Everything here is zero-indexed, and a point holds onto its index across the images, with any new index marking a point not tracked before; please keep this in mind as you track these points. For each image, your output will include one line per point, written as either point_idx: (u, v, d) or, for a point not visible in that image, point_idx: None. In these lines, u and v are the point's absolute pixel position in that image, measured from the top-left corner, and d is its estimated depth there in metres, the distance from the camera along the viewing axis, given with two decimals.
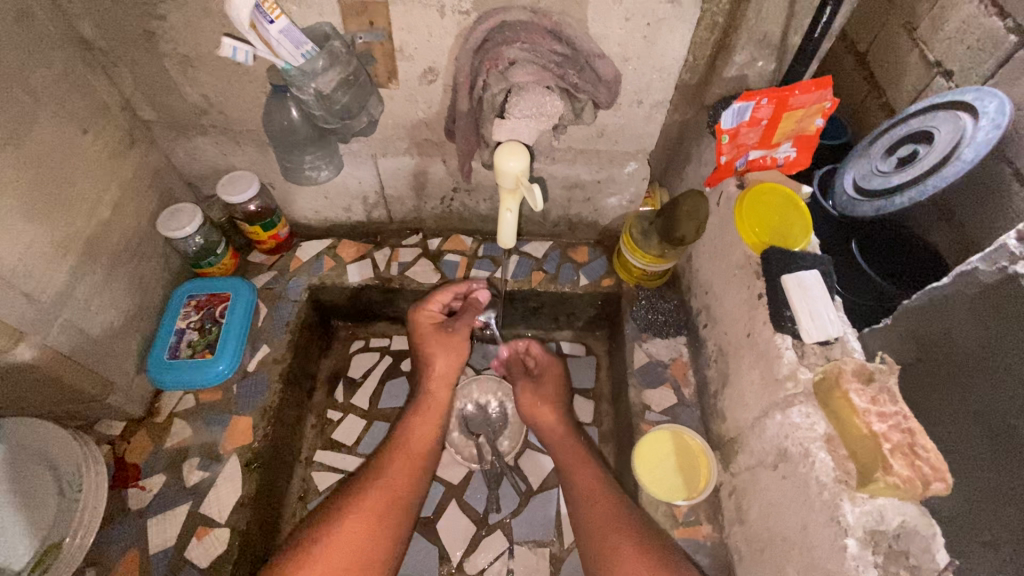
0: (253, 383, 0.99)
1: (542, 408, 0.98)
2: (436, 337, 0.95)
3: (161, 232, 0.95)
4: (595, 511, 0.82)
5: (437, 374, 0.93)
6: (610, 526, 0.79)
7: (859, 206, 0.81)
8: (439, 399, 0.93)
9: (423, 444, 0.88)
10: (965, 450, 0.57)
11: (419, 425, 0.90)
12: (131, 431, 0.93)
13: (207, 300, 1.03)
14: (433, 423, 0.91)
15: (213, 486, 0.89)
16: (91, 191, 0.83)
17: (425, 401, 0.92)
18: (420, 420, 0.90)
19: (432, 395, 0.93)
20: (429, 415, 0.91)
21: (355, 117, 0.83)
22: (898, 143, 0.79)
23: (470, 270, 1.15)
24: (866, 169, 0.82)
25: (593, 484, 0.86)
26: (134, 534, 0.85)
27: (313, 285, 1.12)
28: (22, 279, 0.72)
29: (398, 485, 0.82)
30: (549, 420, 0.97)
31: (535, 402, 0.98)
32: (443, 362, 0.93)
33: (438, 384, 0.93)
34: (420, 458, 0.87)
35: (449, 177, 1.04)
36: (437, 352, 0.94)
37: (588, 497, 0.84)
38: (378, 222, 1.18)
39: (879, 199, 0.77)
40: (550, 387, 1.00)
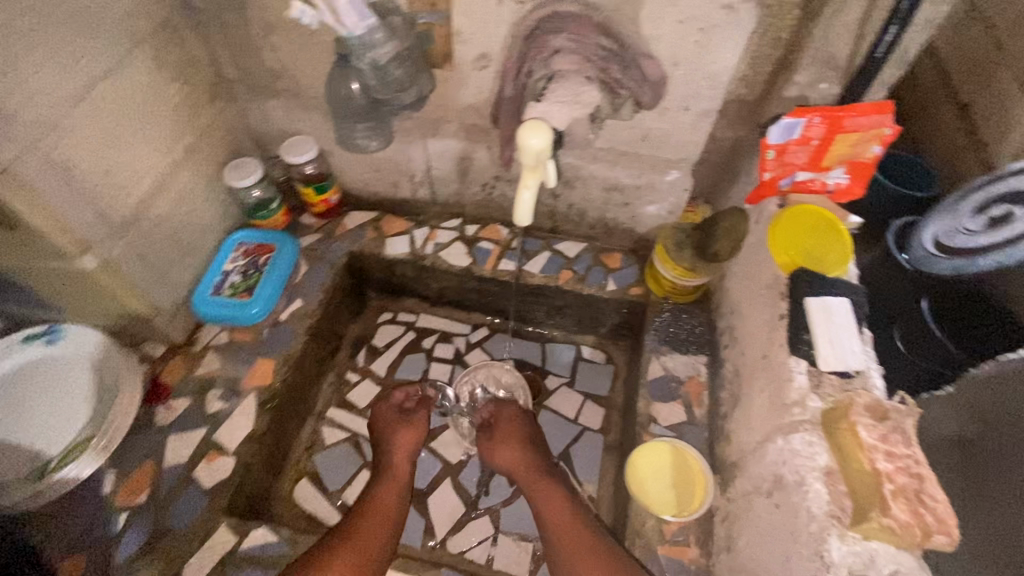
0: (282, 331, 1.06)
1: (501, 447, 0.95)
2: (396, 420, 0.99)
3: (224, 181, 1.04)
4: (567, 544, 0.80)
5: (401, 451, 0.94)
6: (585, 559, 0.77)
7: (937, 261, 0.70)
8: (402, 475, 0.91)
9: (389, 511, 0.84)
10: (1007, 517, 0.60)
11: (386, 499, 0.86)
12: (169, 356, 1.02)
13: (254, 249, 1.11)
14: (397, 495, 0.88)
15: (230, 417, 0.96)
16: (170, 133, 0.92)
17: (387, 477, 0.90)
18: (386, 491, 0.88)
19: (395, 469, 0.92)
20: (394, 489, 0.89)
21: (406, 91, 0.86)
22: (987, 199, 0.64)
23: (500, 260, 1.17)
24: (948, 224, 0.68)
25: (560, 516, 0.83)
26: (154, 447, 0.93)
27: (352, 252, 1.18)
28: (100, 197, 0.81)
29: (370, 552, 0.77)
30: (512, 458, 0.93)
31: (493, 444, 0.96)
32: (407, 437, 0.96)
33: (400, 456, 0.94)
34: (387, 527, 0.82)
35: (492, 164, 1.07)
36: (402, 431, 0.96)
37: (557, 528, 0.82)
38: (422, 202, 1.23)
39: (962, 259, 0.67)
40: (507, 424, 0.98)
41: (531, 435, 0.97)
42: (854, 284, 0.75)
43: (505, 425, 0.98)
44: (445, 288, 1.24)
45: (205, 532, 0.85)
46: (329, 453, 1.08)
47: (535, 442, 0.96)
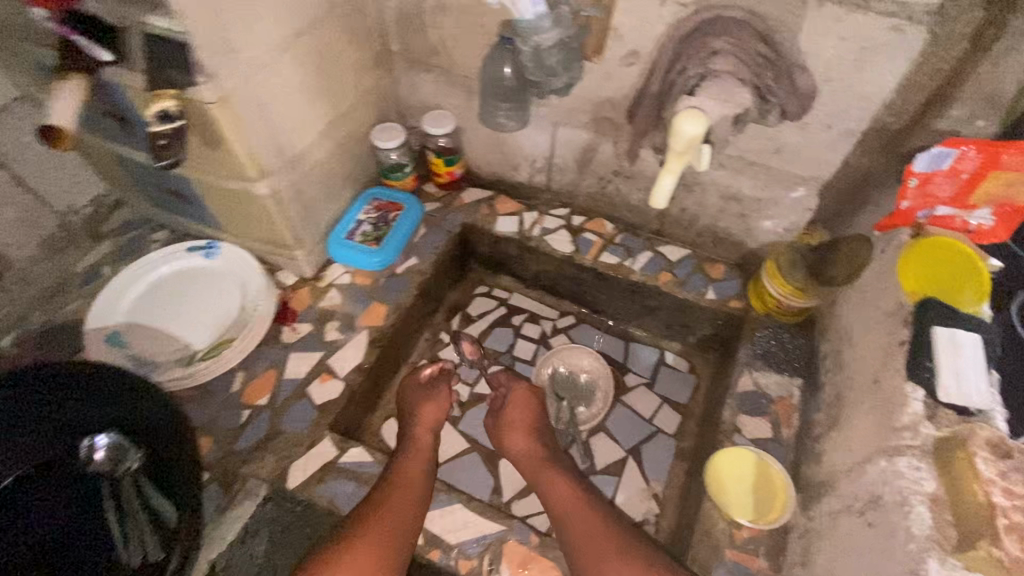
0: (396, 281, 1.17)
1: (515, 435, 0.97)
2: (421, 394, 1.01)
3: (372, 141, 1.16)
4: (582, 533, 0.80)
5: (423, 423, 0.96)
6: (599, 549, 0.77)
7: None
8: (425, 445, 0.93)
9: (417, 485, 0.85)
10: None
11: (412, 468, 0.87)
12: (299, 286, 1.15)
13: (386, 205, 1.22)
14: (424, 463, 0.90)
15: (343, 348, 1.07)
16: (339, 90, 1.04)
17: (411, 448, 0.92)
18: (411, 460, 0.89)
19: (420, 440, 0.94)
20: (421, 457, 0.90)
21: (555, 77, 0.92)
22: None
23: (602, 251, 1.20)
24: None
25: (575, 502, 0.84)
26: (276, 359, 1.05)
27: (466, 224, 1.27)
28: (284, 133, 0.94)
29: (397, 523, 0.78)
30: (523, 446, 0.96)
31: (509, 427, 0.98)
32: (428, 411, 0.98)
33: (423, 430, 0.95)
34: (415, 498, 0.83)
35: (615, 159, 1.11)
36: (421, 406, 0.99)
37: (565, 515, 0.83)
38: (536, 188, 1.29)
39: None
40: (518, 412, 1.00)
41: (538, 422, 0.99)
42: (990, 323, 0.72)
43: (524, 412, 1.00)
44: (542, 272, 1.30)
45: (311, 441, 0.95)
46: None
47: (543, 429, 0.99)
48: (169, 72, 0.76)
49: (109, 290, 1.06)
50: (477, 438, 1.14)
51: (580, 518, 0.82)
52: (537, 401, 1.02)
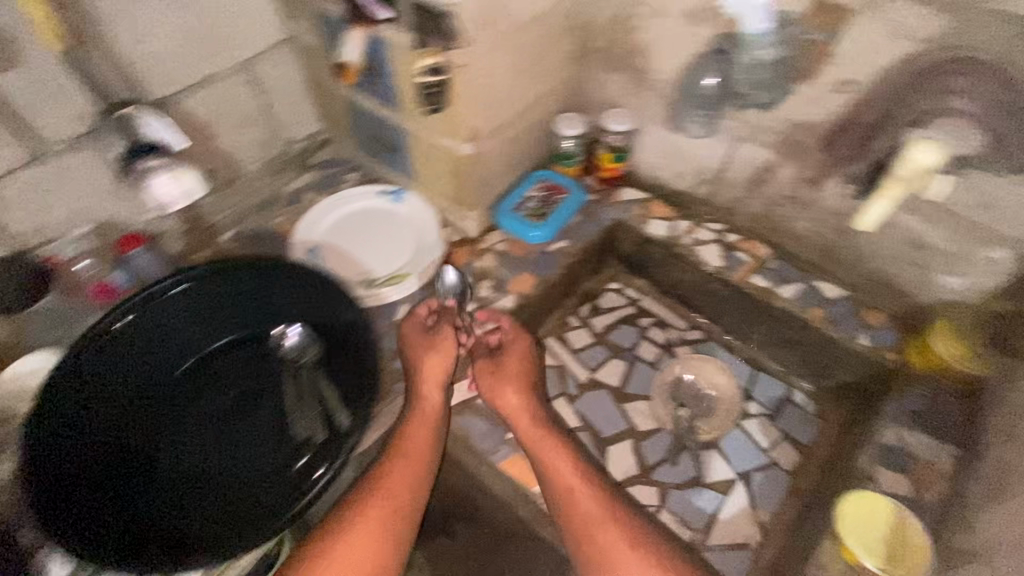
0: (549, 258, 1.25)
1: (504, 392, 1.04)
2: (424, 350, 1.05)
3: (555, 125, 1.24)
4: (562, 491, 0.93)
5: (428, 379, 1.03)
6: (578, 519, 0.90)
7: None
8: (434, 403, 1.01)
9: (420, 449, 0.97)
10: None
11: (415, 436, 0.98)
12: (460, 244, 1.26)
13: (552, 187, 1.30)
14: (428, 428, 0.99)
15: (493, 306, 1.17)
16: (545, 75, 1.13)
17: (416, 410, 1.00)
18: (415, 423, 0.99)
19: (426, 398, 1.01)
20: (427, 416, 1.00)
21: (763, 92, 0.96)
22: None
23: (753, 274, 1.20)
24: None
25: (559, 464, 0.96)
26: (434, 302, 1.17)
27: (615, 221, 1.30)
28: (500, 106, 1.05)
29: (404, 488, 0.94)
30: (515, 404, 1.03)
31: (495, 383, 1.05)
32: (433, 364, 1.04)
33: (430, 388, 1.02)
34: (416, 468, 0.95)
35: (793, 185, 1.10)
36: (422, 362, 1.04)
37: (548, 478, 0.95)
38: (695, 198, 1.29)
39: None
40: (508, 364, 1.07)
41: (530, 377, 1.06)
42: None
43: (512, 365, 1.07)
44: (680, 282, 1.31)
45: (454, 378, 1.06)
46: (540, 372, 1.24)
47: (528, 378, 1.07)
48: (433, 39, 0.90)
49: (314, 211, 1.24)
50: (591, 421, 1.17)
51: (561, 486, 0.94)
52: (524, 356, 1.08)
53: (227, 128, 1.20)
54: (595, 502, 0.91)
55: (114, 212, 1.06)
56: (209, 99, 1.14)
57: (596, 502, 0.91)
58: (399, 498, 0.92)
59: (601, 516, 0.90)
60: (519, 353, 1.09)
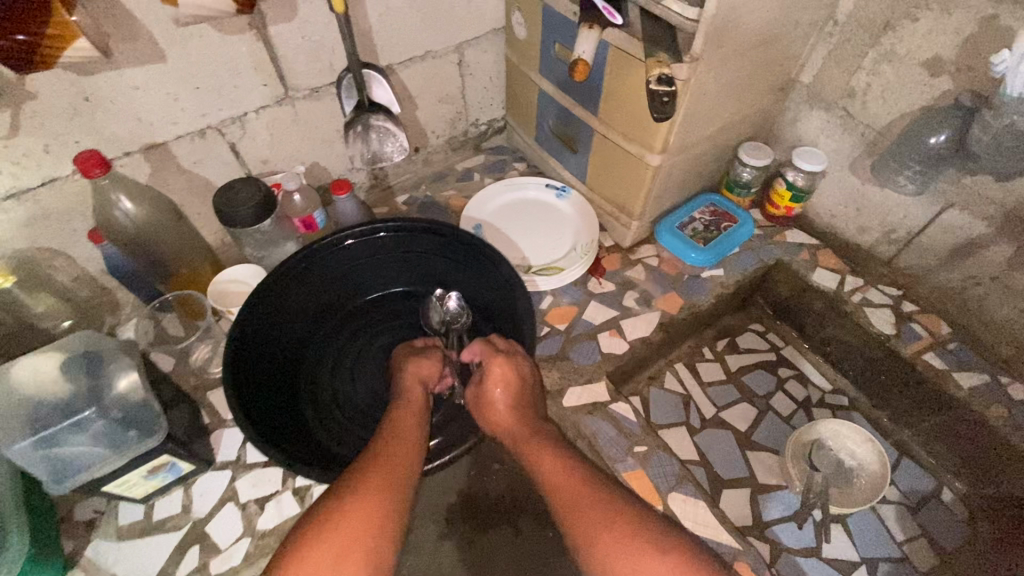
0: (701, 284, 1.22)
1: (495, 400, 0.87)
2: (410, 354, 0.95)
3: (739, 152, 1.21)
4: (569, 497, 0.73)
5: (411, 376, 0.91)
6: (591, 522, 0.70)
7: None
8: (416, 400, 0.87)
9: (404, 443, 0.79)
10: None
11: (399, 425, 0.82)
12: (613, 250, 1.28)
13: (721, 213, 1.28)
14: (414, 423, 0.84)
15: (636, 317, 1.17)
16: (747, 102, 1.11)
17: (400, 406, 0.86)
18: (401, 415, 0.84)
19: (409, 395, 0.88)
20: (413, 409, 0.86)
21: (1011, 160, 0.88)
22: None
23: (928, 350, 1.10)
24: None
25: (565, 476, 0.76)
26: (580, 300, 1.19)
27: (782, 260, 1.26)
28: (696, 124, 1.04)
29: (386, 479, 0.73)
30: (502, 407, 0.87)
31: (485, 390, 0.88)
32: (422, 368, 0.92)
33: (414, 386, 0.89)
34: (399, 457, 0.77)
35: (1006, 266, 1.00)
36: (409, 363, 0.92)
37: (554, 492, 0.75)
38: (872, 257, 1.22)
39: None
40: (499, 373, 0.88)
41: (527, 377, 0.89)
42: None
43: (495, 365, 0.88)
44: (835, 340, 1.23)
45: (589, 377, 1.07)
46: (664, 395, 1.22)
47: (527, 390, 0.88)
48: (659, 50, 0.91)
49: (485, 191, 1.32)
50: (709, 457, 1.14)
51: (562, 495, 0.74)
52: (514, 367, 0.88)
53: (426, 101, 1.31)
54: (604, 502, 0.71)
55: (323, 157, 1.20)
56: (420, 73, 1.24)
57: (605, 510, 0.71)
58: (381, 490, 0.72)
59: (608, 514, 0.70)
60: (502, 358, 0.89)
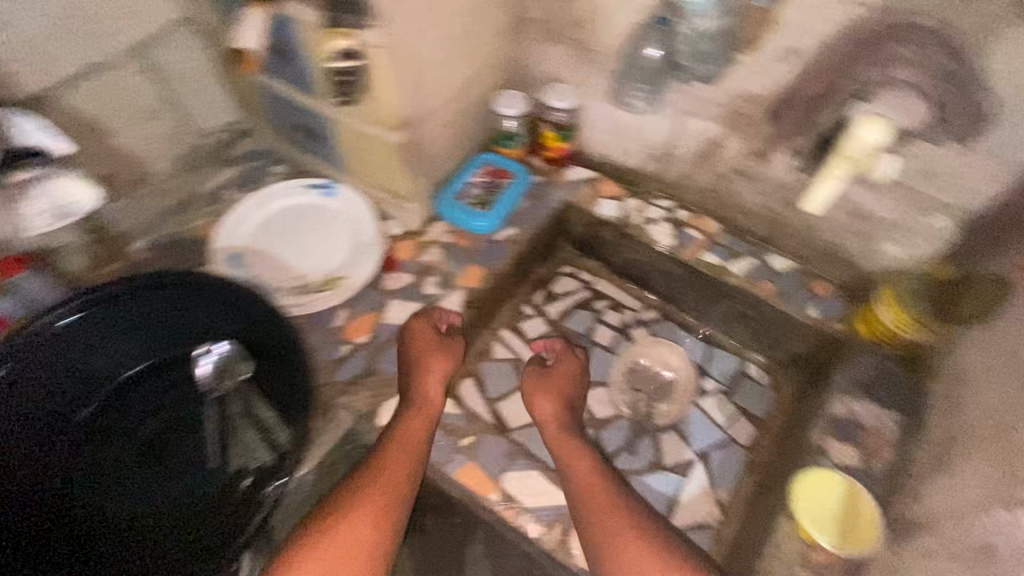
0: (497, 247, 1.19)
1: (541, 399, 0.99)
2: (429, 347, 0.98)
3: (496, 106, 1.18)
4: (594, 496, 0.87)
5: (434, 372, 0.96)
6: (611, 523, 0.83)
7: None
8: (431, 399, 0.94)
9: (418, 441, 0.89)
10: None
11: (413, 423, 0.90)
12: (401, 240, 1.18)
13: (494, 171, 1.23)
14: (426, 421, 0.91)
15: (439, 302, 1.10)
16: (479, 51, 1.05)
17: (419, 402, 0.93)
18: (415, 414, 0.92)
19: (427, 396, 0.94)
20: (425, 415, 0.92)
21: (708, 65, 0.90)
22: None
23: (703, 251, 1.19)
24: None
25: (592, 483, 0.88)
26: (377, 303, 1.09)
27: (568, 200, 1.26)
28: (426, 89, 0.96)
29: (399, 480, 0.84)
30: (547, 411, 0.98)
31: (536, 389, 1.01)
32: (436, 378, 0.96)
33: (433, 386, 0.95)
34: (415, 455, 0.87)
35: (740, 158, 1.08)
36: (434, 358, 0.97)
37: (581, 487, 0.88)
38: (644, 175, 1.26)
39: None
40: (562, 381, 1.02)
41: (568, 392, 1.02)
42: None
43: (555, 379, 1.02)
44: (634, 261, 1.28)
45: (400, 385, 1.00)
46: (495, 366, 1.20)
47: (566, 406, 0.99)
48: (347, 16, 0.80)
49: (233, 212, 1.12)
50: None
51: (589, 494, 0.87)
52: (577, 368, 1.05)
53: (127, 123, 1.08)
54: (626, 519, 0.83)
55: None
56: (96, 90, 1.02)
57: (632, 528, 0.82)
58: (400, 476, 0.85)
59: (622, 521, 0.83)
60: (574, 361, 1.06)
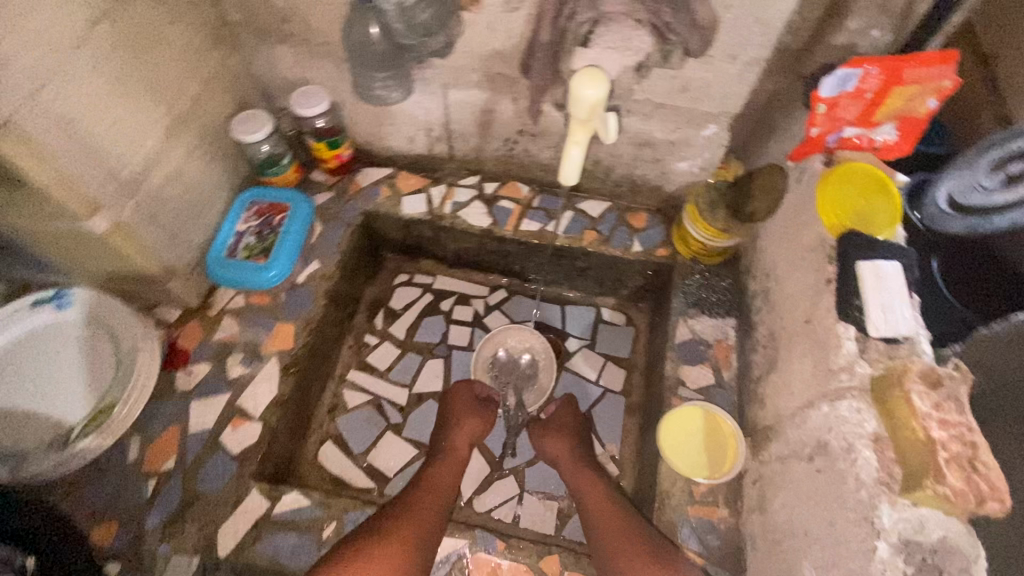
0: (300, 294, 1.02)
1: (552, 441, 0.97)
2: (466, 405, 1.01)
3: (233, 134, 0.98)
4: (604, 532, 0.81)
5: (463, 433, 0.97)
6: (619, 541, 0.78)
7: (949, 222, 0.72)
8: (459, 455, 0.94)
9: (446, 491, 0.87)
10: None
11: (441, 473, 0.90)
12: (184, 321, 0.99)
13: (267, 208, 1.05)
14: (452, 473, 0.91)
15: (252, 382, 0.94)
16: (173, 82, 0.85)
17: (447, 455, 0.94)
18: (443, 466, 0.92)
19: (453, 450, 0.95)
20: (452, 466, 0.92)
21: (434, 36, 0.82)
22: (1008, 161, 0.63)
23: (522, 219, 1.12)
24: (967, 182, 0.68)
25: (603, 509, 0.84)
26: (176, 412, 0.91)
27: (367, 211, 1.13)
28: (108, 155, 0.76)
29: (429, 522, 0.80)
30: (561, 454, 0.96)
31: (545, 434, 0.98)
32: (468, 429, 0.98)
33: (463, 440, 0.96)
34: (443, 501, 0.85)
35: (517, 118, 1.01)
36: (463, 417, 0.99)
37: (596, 515, 0.84)
38: (439, 158, 1.16)
39: (972, 218, 0.69)
40: (565, 420, 1.00)
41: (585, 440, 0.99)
42: (904, 245, 0.72)
43: (564, 420, 1.00)
44: (462, 249, 1.19)
45: (235, 497, 0.85)
46: (352, 417, 1.08)
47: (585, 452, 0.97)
48: None
49: None
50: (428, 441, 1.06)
51: (598, 521, 0.83)
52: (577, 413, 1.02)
53: None
54: (630, 527, 0.79)
55: None
56: None
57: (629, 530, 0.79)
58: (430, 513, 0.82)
59: (633, 540, 0.77)
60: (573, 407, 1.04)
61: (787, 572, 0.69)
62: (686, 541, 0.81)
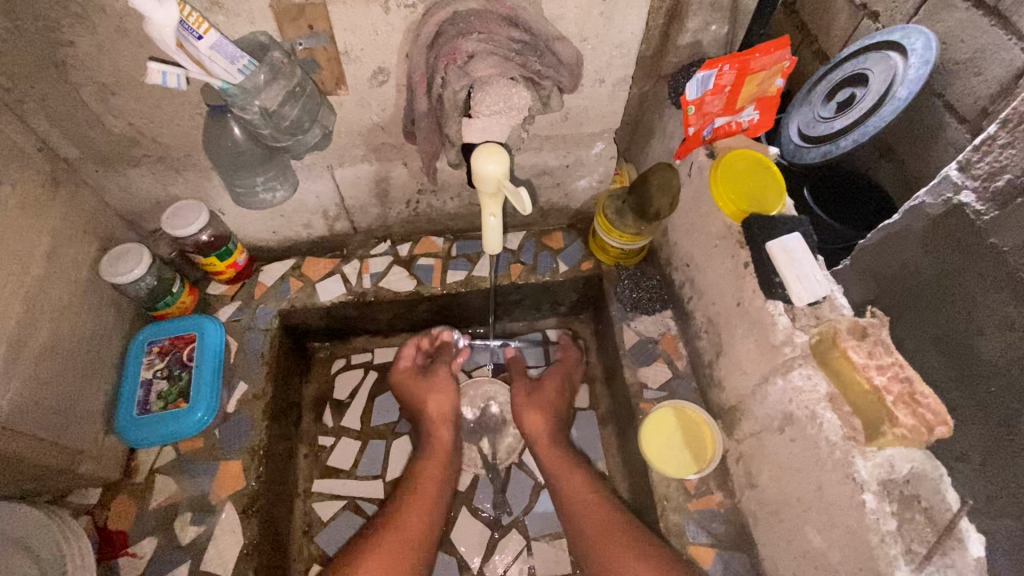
0: (237, 424, 0.93)
1: (535, 410, 1.00)
2: (421, 384, 1.01)
3: (106, 279, 0.87)
4: (584, 524, 0.86)
5: (433, 420, 0.97)
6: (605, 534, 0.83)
7: (806, 152, 0.89)
8: (443, 442, 0.96)
9: (433, 487, 0.90)
10: (980, 394, 0.61)
11: (428, 468, 0.92)
12: (110, 497, 0.87)
13: (170, 344, 0.95)
14: (442, 464, 0.94)
15: (212, 539, 0.85)
16: (18, 248, 0.74)
17: (430, 445, 0.95)
18: (429, 463, 0.93)
19: (435, 438, 0.96)
20: (436, 459, 0.94)
21: (307, 131, 0.79)
22: (836, 90, 0.87)
23: (447, 272, 1.10)
24: (810, 117, 0.91)
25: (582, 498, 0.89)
26: None
27: (283, 310, 1.05)
28: None
29: (417, 524, 0.85)
30: (541, 424, 0.99)
31: (530, 403, 1.00)
32: (436, 401, 0.98)
33: (438, 425, 0.97)
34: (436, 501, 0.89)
35: (413, 179, 0.99)
36: (427, 396, 0.99)
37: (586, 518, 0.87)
38: (342, 235, 1.10)
39: (825, 144, 0.86)
40: (551, 392, 1.03)
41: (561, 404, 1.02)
42: (796, 215, 0.80)
43: (549, 394, 1.02)
44: (395, 316, 1.14)
45: None
46: (332, 529, 1.00)
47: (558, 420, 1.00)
48: None
49: None
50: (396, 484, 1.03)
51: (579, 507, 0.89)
52: (564, 382, 1.05)
53: None
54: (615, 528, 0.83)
55: None
56: None
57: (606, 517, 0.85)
58: (423, 514, 0.87)
59: (619, 538, 0.82)
60: (559, 374, 1.06)
61: (794, 541, 0.73)
62: (695, 537, 0.84)
